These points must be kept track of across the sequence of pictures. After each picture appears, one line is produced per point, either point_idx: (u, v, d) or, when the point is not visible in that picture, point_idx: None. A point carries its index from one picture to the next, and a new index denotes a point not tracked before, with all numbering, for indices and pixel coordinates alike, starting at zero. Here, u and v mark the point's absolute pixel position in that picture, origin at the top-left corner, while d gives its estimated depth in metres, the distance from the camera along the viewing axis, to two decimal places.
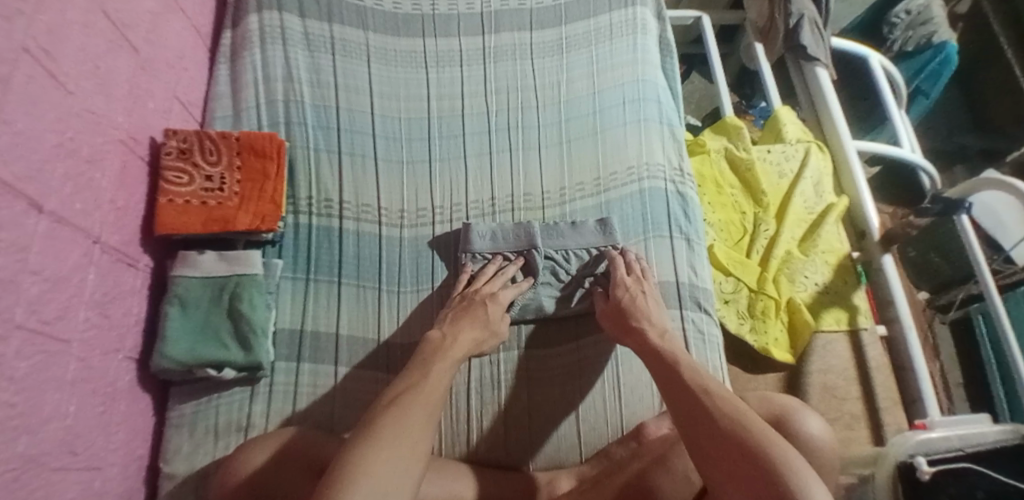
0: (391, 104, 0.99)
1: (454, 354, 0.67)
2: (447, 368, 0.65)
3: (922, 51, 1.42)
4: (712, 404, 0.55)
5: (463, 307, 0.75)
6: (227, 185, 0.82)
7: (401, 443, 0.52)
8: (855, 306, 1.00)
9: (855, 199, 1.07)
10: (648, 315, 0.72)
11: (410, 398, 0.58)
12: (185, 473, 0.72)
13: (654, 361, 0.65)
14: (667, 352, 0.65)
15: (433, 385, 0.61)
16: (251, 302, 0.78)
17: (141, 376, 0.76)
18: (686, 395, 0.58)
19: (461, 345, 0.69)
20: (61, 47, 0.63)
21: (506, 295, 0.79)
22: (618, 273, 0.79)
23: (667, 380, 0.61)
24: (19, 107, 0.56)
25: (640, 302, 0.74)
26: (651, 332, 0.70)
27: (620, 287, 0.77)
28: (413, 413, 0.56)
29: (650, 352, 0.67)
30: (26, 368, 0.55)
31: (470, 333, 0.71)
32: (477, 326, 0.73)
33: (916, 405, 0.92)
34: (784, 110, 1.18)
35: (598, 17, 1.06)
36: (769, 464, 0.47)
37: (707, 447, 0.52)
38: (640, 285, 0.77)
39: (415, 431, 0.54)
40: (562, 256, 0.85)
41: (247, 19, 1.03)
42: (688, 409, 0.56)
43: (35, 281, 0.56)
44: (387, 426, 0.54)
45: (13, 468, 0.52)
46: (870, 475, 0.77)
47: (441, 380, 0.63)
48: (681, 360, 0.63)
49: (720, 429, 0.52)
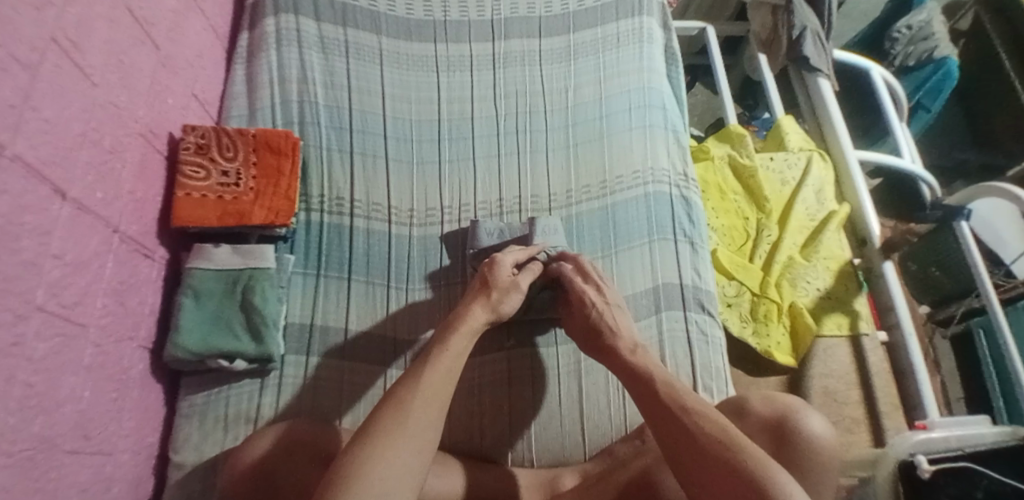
0: (402, 107, 1.01)
1: (463, 335, 0.64)
2: (463, 345, 0.63)
3: (923, 66, 1.45)
4: (693, 425, 0.55)
5: (476, 285, 0.72)
6: (243, 180, 0.84)
7: (406, 443, 0.51)
8: (856, 312, 1.01)
9: (855, 205, 1.09)
10: (616, 331, 0.71)
11: (403, 390, 0.56)
12: (193, 462, 0.73)
13: (630, 380, 0.64)
14: (642, 370, 0.64)
15: (452, 361, 0.61)
16: (264, 295, 0.79)
17: (154, 365, 0.77)
18: (667, 414, 0.58)
19: (469, 321, 0.66)
20: (87, 40, 0.65)
21: (507, 258, 0.75)
22: (574, 284, 0.77)
23: (645, 400, 0.61)
24: (48, 96, 0.58)
25: (605, 316, 0.73)
26: (622, 347, 0.69)
27: (587, 301, 0.74)
28: (411, 407, 0.54)
29: (627, 374, 0.66)
30: (45, 350, 0.56)
31: (468, 321, 0.66)
32: (480, 306, 0.68)
33: (915, 411, 0.93)
34: (786, 119, 1.20)
35: (605, 25, 1.08)
36: (757, 484, 0.48)
37: (695, 469, 0.52)
38: (602, 297, 0.75)
39: (413, 422, 0.53)
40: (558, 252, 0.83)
41: (264, 21, 1.06)
42: (670, 429, 0.56)
43: (56, 265, 0.58)
44: (384, 420, 0.53)
45: (28, 447, 0.53)
46: (870, 477, 0.79)
47: (459, 357, 0.62)
48: (657, 374, 0.63)
49: (707, 452, 0.52)
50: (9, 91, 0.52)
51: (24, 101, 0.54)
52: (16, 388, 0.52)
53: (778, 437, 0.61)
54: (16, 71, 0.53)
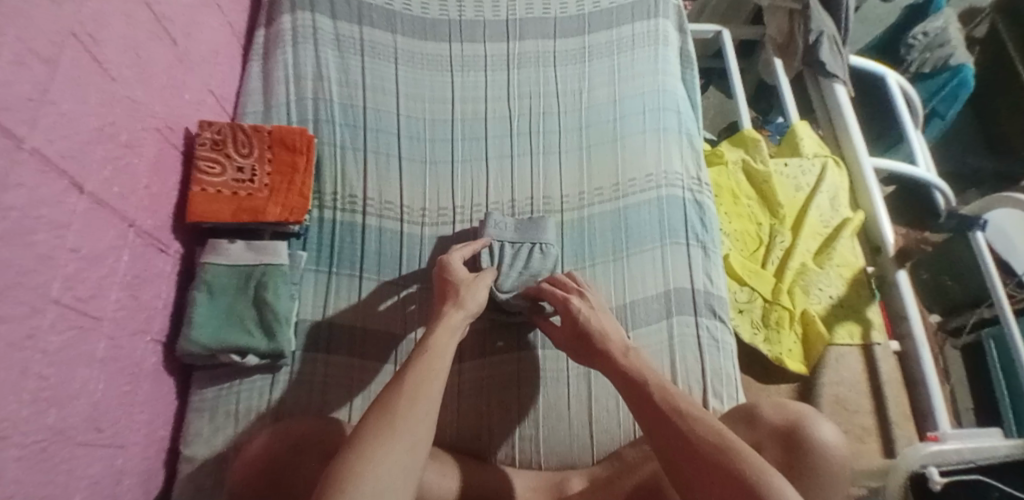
0: (415, 106, 1.01)
1: (445, 334, 0.64)
2: (447, 345, 0.63)
3: (939, 73, 1.43)
4: (690, 430, 0.54)
5: (439, 292, 0.74)
6: (258, 177, 0.84)
7: (395, 442, 0.51)
8: (868, 320, 1.00)
9: (870, 215, 1.09)
10: (605, 334, 0.69)
11: (391, 392, 0.56)
12: (204, 456, 0.73)
13: (621, 385, 0.63)
14: (635, 373, 0.62)
15: (434, 358, 0.61)
16: (276, 291, 0.80)
17: (167, 359, 0.77)
18: (656, 416, 0.57)
19: (448, 321, 0.67)
20: (105, 35, 0.66)
21: (456, 260, 0.77)
22: (556, 293, 0.75)
23: (636, 403, 0.60)
24: (65, 90, 0.58)
25: (593, 322, 0.70)
26: (615, 349, 0.67)
27: (573, 311, 0.72)
28: (399, 407, 0.54)
29: (619, 376, 0.64)
30: (59, 343, 0.57)
31: (444, 321, 0.66)
32: (451, 309, 0.69)
33: (927, 421, 0.92)
34: (801, 124, 1.19)
35: (621, 27, 1.08)
36: (750, 484, 0.48)
37: (690, 476, 0.52)
38: (586, 302, 0.73)
39: (403, 422, 0.53)
40: (511, 249, 0.85)
41: (280, 19, 1.06)
42: (665, 435, 0.55)
43: (71, 259, 0.58)
44: (377, 421, 0.53)
45: (41, 439, 0.54)
46: (881, 487, 0.78)
47: (442, 355, 0.62)
48: (649, 376, 0.62)
49: (704, 457, 0.51)
50: (28, 85, 0.52)
51: (42, 95, 0.54)
52: (29, 380, 0.52)
53: (789, 444, 0.61)
54: (34, 65, 0.53)
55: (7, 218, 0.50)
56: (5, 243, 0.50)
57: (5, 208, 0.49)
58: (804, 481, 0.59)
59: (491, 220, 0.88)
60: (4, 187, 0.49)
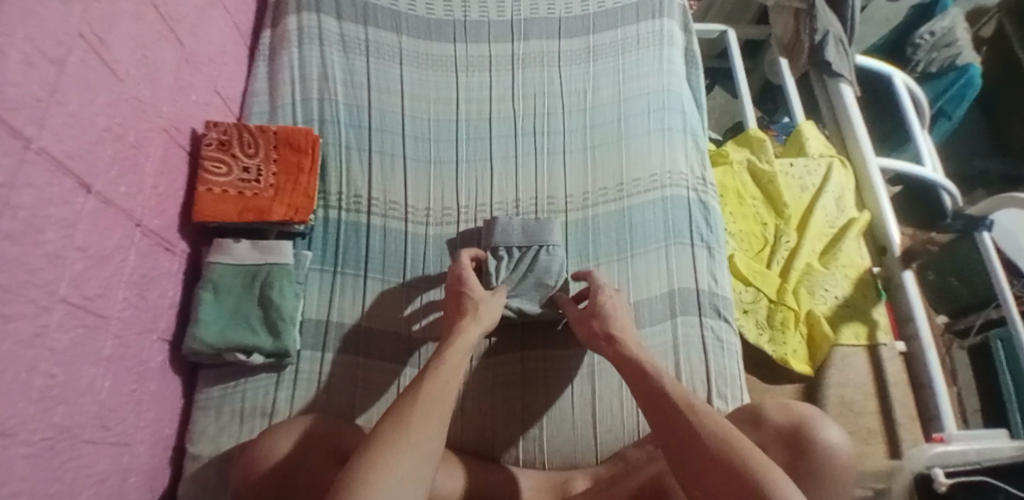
0: (421, 106, 1.01)
1: (460, 350, 0.65)
2: (461, 362, 0.64)
3: (945, 73, 1.43)
4: (699, 423, 0.54)
5: (450, 302, 0.75)
6: (263, 177, 0.85)
7: (406, 454, 0.51)
8: (874, 321, 1.00)
9: (876, 215, 1.08)
10: (622, 328, 0.71)
11: (404, 404, 0.57)
12: (209, 454, 0.74)
13: (635, 380, 0.63)
14: (649, 366, 0.63)
15: (450, 373, 0.61)
16: (282, 291, 0.80)
17: (173, 358, 0.78)
18: (670, 414, 0.56)
19: (461, 339, 0.66)
20: (113, 36, 0.66)
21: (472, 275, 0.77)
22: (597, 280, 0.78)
23: (650, 400, 0.59)
24: (73, 92, 0.58)
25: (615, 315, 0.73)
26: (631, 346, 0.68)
27: (602, 297, 0.75)
28: (411, 417, 0.55)
29: (632, 371, 0.64)
30: (67, 341, 0.57)
31: (461, 337, 0.67)
32: (468, 321, 0.70)
33: (933, 423, 0.92)
34: (808, 124, 1.18)
35: (625, 27, 1.08)
36: (753, 482, 0.47)
37: (694, 473, 0.51)
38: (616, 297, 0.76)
39: (414, 435, 0.53)
40: (519, 254, 0.84)
41: (286, 20, 1.07)
42: (673, 430, 0.55)
43: (79, 257, 0.59)
44: (385, 433, 0.53)
45: (48, 437, 0.54)
46: (884, 489, 0.81)
47: (456, 369, 0.62)
48: (663, 374, 0.62)
49: (709, 456, 0.51)
50: (37, 85, 0.53)
51: (50, 95, 0.55)
52: (38, 378, 0.53)
53: (794, 445, 0.60)
54: (43, 65, 0.54)
55: (15, 217, 0.50)
56: (15, 243, 0.50)
57: (14, 208, 0.50)
58: (804, 480, 0.58)
59: (497, 229, 0.85)
60: (12, 188, 0.49)
